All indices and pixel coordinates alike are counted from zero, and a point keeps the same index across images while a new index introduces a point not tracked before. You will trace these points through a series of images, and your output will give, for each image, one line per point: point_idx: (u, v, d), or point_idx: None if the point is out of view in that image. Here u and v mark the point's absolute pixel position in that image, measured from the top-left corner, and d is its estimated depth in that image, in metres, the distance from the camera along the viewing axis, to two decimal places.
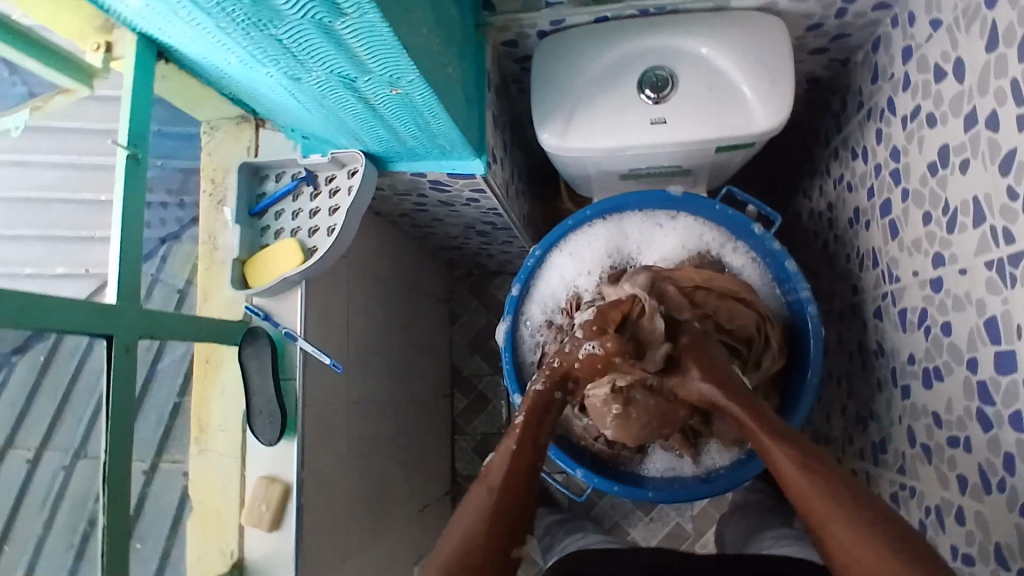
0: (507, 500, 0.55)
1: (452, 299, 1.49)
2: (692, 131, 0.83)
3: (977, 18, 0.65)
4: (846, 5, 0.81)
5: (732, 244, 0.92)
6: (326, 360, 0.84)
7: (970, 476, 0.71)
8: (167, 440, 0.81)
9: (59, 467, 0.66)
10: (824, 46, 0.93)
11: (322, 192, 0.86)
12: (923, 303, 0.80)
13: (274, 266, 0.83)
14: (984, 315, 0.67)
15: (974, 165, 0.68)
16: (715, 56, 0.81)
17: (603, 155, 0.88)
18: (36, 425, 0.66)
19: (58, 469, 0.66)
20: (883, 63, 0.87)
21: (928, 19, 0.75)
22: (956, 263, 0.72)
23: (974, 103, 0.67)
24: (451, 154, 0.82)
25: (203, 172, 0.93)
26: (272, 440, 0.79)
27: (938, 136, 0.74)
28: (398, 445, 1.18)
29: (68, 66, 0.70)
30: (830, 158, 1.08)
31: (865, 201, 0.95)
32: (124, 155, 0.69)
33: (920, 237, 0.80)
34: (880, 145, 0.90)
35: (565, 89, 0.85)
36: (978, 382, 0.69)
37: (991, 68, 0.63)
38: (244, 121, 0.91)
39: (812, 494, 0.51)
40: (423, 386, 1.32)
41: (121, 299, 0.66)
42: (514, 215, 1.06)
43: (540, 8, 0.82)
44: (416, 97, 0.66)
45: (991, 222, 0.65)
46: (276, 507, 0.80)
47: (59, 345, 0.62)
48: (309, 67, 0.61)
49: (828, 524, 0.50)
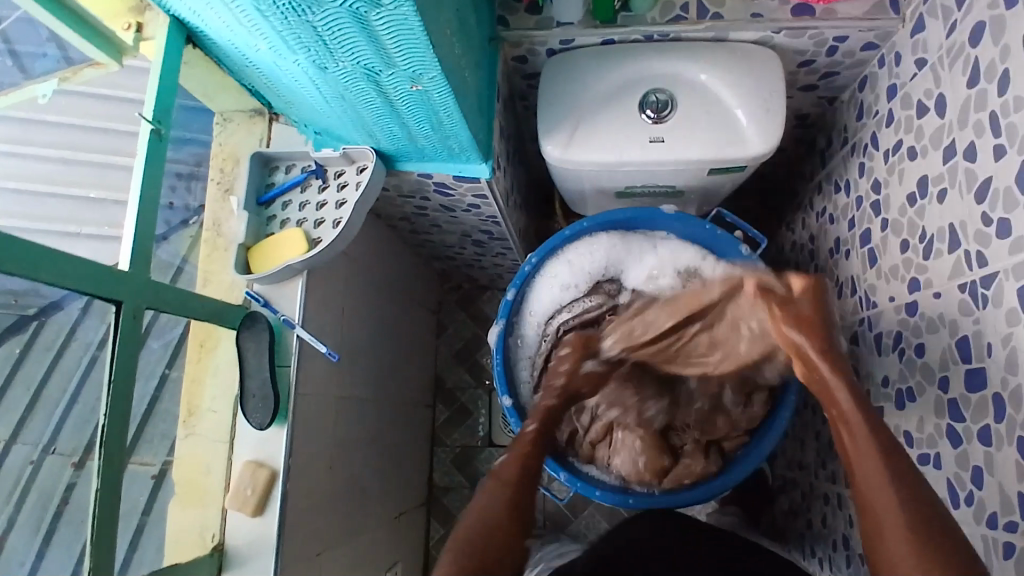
0: (515, 488, 0.70)
1: (441, 311, 1.51)
2: (689, 151, 0.87)
3: (960, 57, 0.71)
4: (838, 43, 0.88)
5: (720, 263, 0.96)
6: (322, 349, 0.85)
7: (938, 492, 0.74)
8: (146, 429, 0.74)
9: (23, 462, 0.62)
10: (814, 84, 0.99)
11: (330, 185, 0.88)
12: (898, 327, 0.84)
13: (279, 254, 0.85)
14: (956, 335, 0.71)
15: (951, 194, 0.73)
16: (714, 83, 0.87)
17: (602, 169, 0.92)
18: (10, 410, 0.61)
19: (25, 465, 0.62)
20: (868, 102, 0.93)
21: (914, 59, 0.81)
22: (931, 287, 0.77)
23: (953, 136, 0.72)
24: (459, 156, 0.85)
25: (213, 160, 0.95)
26: (264, 423, 0.80)
27: (917, 168, 0.80)
28: (379, 448, 1.18)
29: (102, 41, 0.74)
30: (813, 192, 1.14)
31: (846, 232, 1.00)
32: (147, 130, 0.71)
33: (897, 263, 0.85)
34: (862, 178, 0.95)
35: (572, 104, 0.90)
36: (950, 400, 0.73)
37: (972, 103, 0.69)
38: (256, 115, 0.94)
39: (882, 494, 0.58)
40: (406, 393, 1.33)
41: (133, 265, 0.67)
42: (511, 225, 1.09)
43: (551, 27, 0.88)
44: (435, 96, 0.70)
45: (966, 247, 0.70)
46: (261, 490, 0.80)
47: (64, 305, 0.62)
48: (337, 58, 0.64)
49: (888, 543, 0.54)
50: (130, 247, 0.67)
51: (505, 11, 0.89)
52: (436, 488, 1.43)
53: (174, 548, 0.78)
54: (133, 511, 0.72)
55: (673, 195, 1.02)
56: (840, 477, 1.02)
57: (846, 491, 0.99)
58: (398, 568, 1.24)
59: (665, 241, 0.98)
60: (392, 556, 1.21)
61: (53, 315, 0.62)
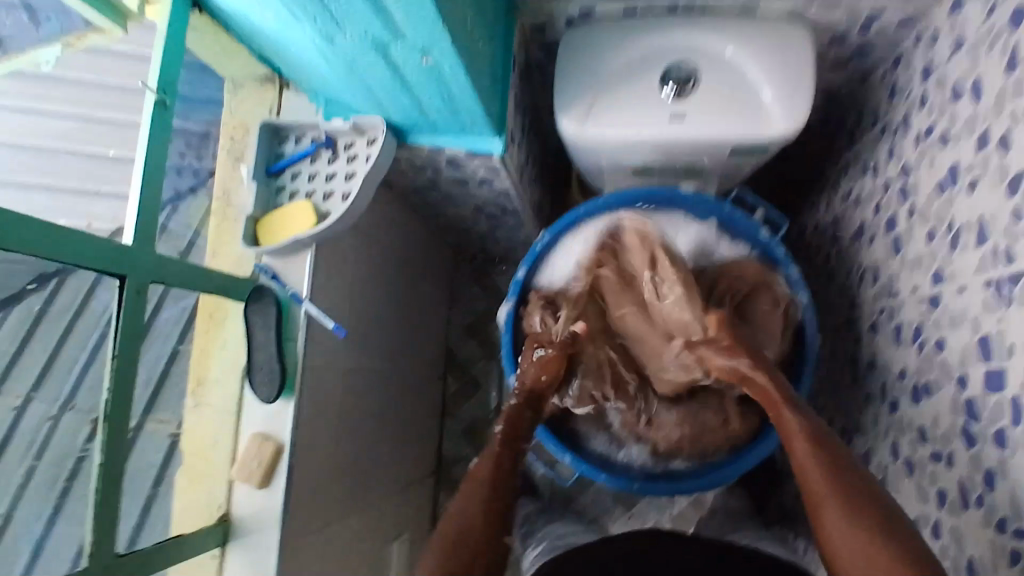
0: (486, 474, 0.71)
1: (455, 283, 1.50)
2: (710, 130, 0.84)
3: (998, 40, 0.67)
4: (872, 20, 0.84)
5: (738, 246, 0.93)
6: (331, 325, 0.85)
7: (950, 491, 0.74)
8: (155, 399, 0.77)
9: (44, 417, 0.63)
10: (845, 61, 0.95)
11: (340, 157, 0.86)
12: (920, 318, 0.82)
13: (287, 226, 0.84)
14: (978, 332, 0.70)
15: (983, 185, 0.70)
16: (740, 58, 0.83)
17: (621, 147, 0.89)
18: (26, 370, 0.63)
19: (43, 421, 0.63)
20: (901, 83, 0.89)
21: (950, 39, 0.77)
22: (955, 281, 0.75)
23: (986, 124, 0.69)
24: (471, 130, 0.83)
25: (225, 129, 0.94)
26: (271, 397, 0.80)
27: (948, 155, 0.77)
28: (389, 419, 1.19)
29: (105, 5, 0.70)
30: (840, 173, 1.10)
31: (871, 217, 0.97)
32: (152, 100, 0.69)
33: (922, 253, 0.82)
34: (890, 162, 0.92)
35: (590, 78, 0.86)
36: (967, 399, 0.71)
37: (1008, 91, 0.65)
38: (268, 82, 0.92)
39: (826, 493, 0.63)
40: (416, 366, 1.33)
41: (137, 240, 0.66)
42: (524, 201, 1.07)
43: None
44: (445, 69, 0.68)
45: (994, 244, 0.68)
46: (268, 464, 0.81)
47: (66, 281, 0.61)
48: (344, 29, 0.62)
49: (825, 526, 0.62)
50: (135, 220, 0.67)
51: None
52: (446, 460, 1.45)
53: (183, 516, 0.80)
54: (141, 474, 0.75)
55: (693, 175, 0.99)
56: None
57: None
58: (406, 536, 1.25)
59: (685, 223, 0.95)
60: (399, 525, 1.23)
61: (68, 279, 0.61)
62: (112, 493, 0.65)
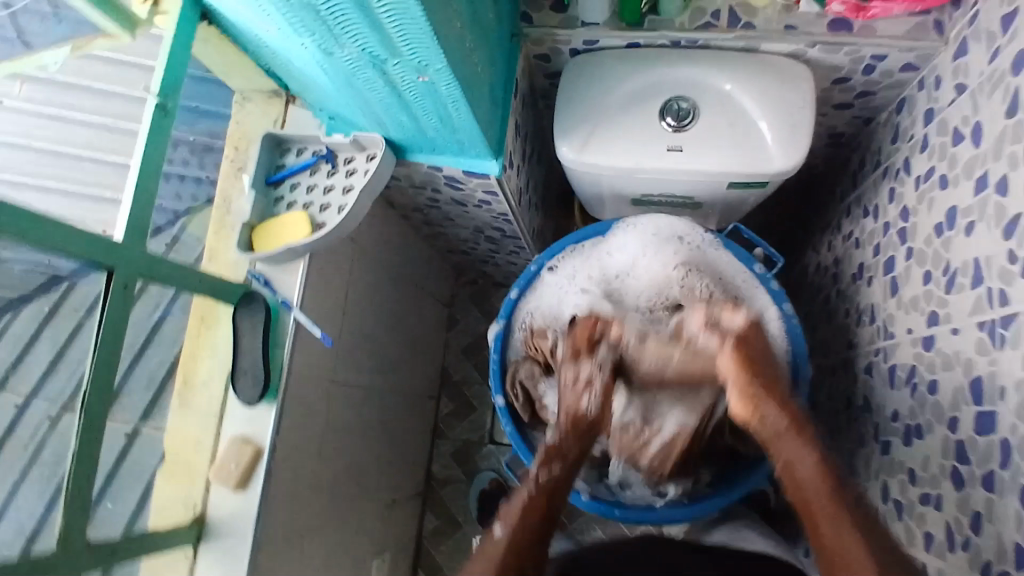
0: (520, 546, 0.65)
1: (454, 303, 1.50)
2: (709, 162, 0.84)
3: (1001, 84, 0.68)
4: (875, 61, 0.84)
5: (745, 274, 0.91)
6: (317, 333, 0.87)
7: (936, 535, 0.73)
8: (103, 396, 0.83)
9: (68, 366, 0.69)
10: (849, 102, 0.94)
11: (339, 170, 0.87)
12: (912, 360, 0.80)
13: (282, 233, 0.85)
14: (971, 374, 0.68)
15: (981, 227, 0.69)
16: (737, 92, 0.83)
17: (617, 175, 0.89)
18: (30, 374, 0.70)
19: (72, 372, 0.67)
20: (905, 125, 0.88)
21: (954, 83, 0.77)
22: (950, 322, 0.73)
23: (987, 166, 0.69)
24: (468, 150, 0.83)
25: (229, 139, 0.93)
26: (252, 400, 0.82)
27: (948, 198, 0.76)
28: (379, 430, 1.19)
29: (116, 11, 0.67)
30: (841, 214, 1.07)
31: (870, 259, 0.94)
32: (152, 104, 0.68)
33: (917, 295, 0.80)
34: (891, 205, 0.89)
35: (588, 105, 0.86)
36: (957, 442, 0.70)
37: (1008, 134, 0.66)
38: (274, 96, 0.92)
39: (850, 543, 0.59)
40: (411, 382, 1.33)
41: (129, 237, 0.67)
42: (524, 224, 1.06)
43: (576, 26, 0.86)
44: (442, 87, 0.69)
45: (989, 285, 0.66)
46: (246, 466, 0.83)
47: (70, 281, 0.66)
48: (343, 43, 0.63)
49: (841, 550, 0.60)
50: (126, 221, 0.67)
51: (529, 8, 0.86)
52: (434, 479, 1.43)
53: (168, 519, 0.82)
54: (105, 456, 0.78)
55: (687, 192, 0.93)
56: None
57: None
58: (388, 552, 1.23)
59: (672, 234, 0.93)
60: (382, 541, 1.21)
61: (76, 286, 0.69)
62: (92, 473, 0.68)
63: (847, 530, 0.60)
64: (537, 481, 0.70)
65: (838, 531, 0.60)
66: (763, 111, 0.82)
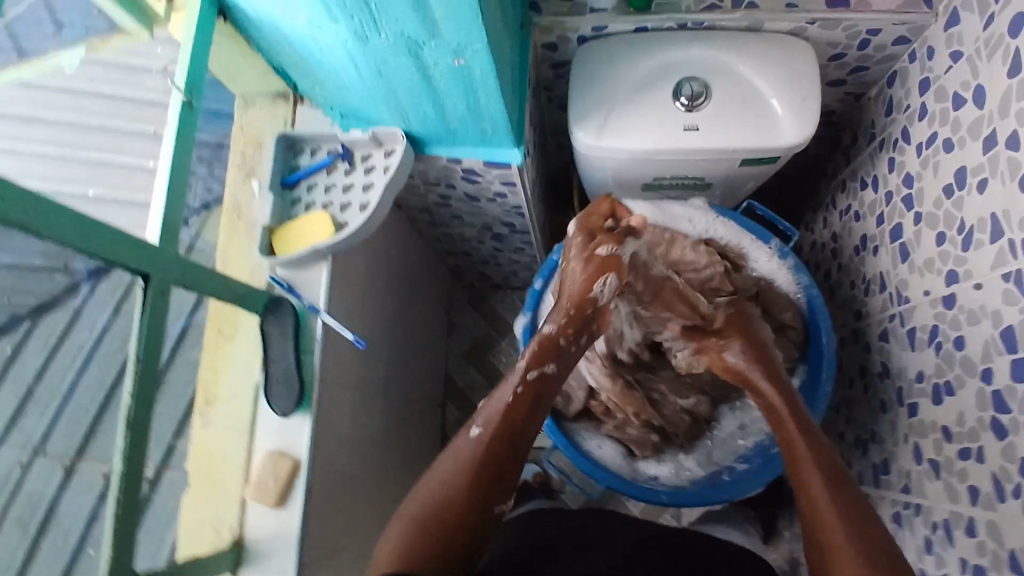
0: (478, 477, 0.67)
1: (452, 309, 1.49)
2: (724, 140, 0.85)
3: (999, 47, 0.72)
4: (870, 36, 0.88)
5: (761, 249, 0.94)
6: (348, 335, 0.83)
7: (981, 487, 0.76)
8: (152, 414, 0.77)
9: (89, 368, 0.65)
10: (842, 78, 0.98)
11: (357, 169, 0.85)
12: (934, 320, 0.84)
13: (304, 235, 0.82)
14: (1000, 325, 0.72)
15: (993, 183, 0.74)
16: (747, 71, 0.85)
17: (632, 159, 0.90)
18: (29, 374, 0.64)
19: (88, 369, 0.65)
20: (899, 97, 0.93)
21: (948, 51, 0.81)
22: (971, 279, 0.77)
23: (993, 125, 0.74)
24: (490, 140, 0.83)
25: (235, 143, 0.90)
26: (287, 410, 0.79)
27: (955, 160, 0.80)
28: (394, 441, 1.16)
29: (135, 9, 0.71)
30: (836, 191, 1.13)
31: (874, 229, 0.99)
32: (179, 101, 0.70)
33: (932, 256, 0.85)
34: (891, 173, 0.95)
35: (603, 91, 0.87)
36: (993, 392, 0.74)
37: (1013, 93, 0.70)
38: (280, 97, 0.90)
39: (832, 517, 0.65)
40: (418, 392, 1.30)
41: (163, 240, 0.66)
42: (534, 218, 1.06)
43: (582, 14, 0.87)
44: (477, 73, 0.68)
45: (1010, 237, 0.70)
46: (284, 481, 0.78)
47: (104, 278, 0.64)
48: (380, 29, 0.63)
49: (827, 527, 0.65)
50: (160, 222, 0.67)
51: None
52: None
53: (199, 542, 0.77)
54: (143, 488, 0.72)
55: (692, 170, 0.94)
56: (868, 478, 1.01)
57: (877, 490, 0.98)
58: None
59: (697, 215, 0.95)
60: None
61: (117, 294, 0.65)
62: (138, 491, 0.65)
63: (837, 520, 0.65)
64: (526, 380, 0.72)
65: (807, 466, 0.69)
66: (780, 92, 0.84)
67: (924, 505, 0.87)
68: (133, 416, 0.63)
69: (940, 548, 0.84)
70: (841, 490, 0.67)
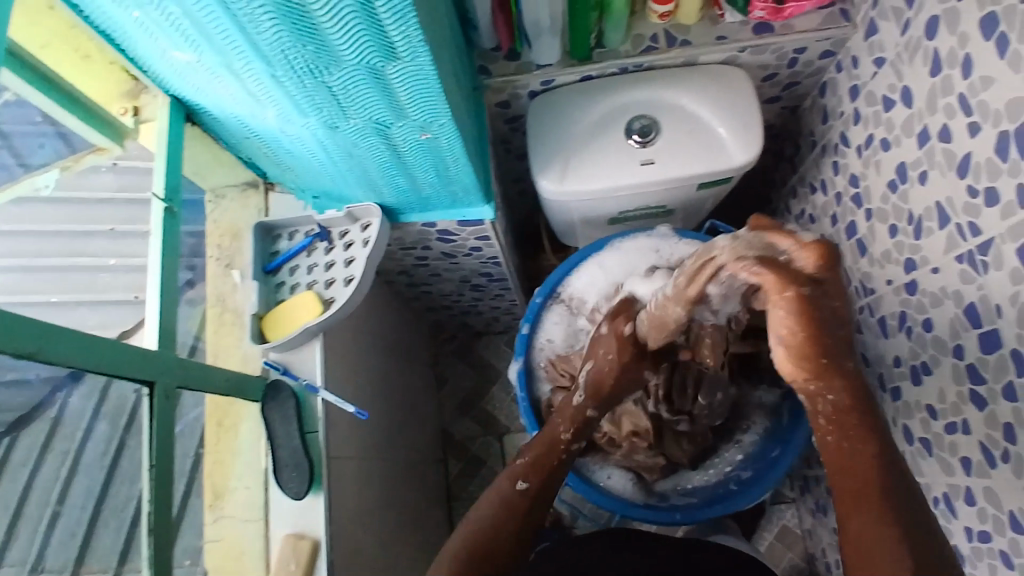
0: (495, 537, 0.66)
1: (439, 363, 1.50)
2: (679, 169, 0.91)
3: (918, 50, 0.78)
4: (797, 55, 0.95)
5: None
6: (349, 409, 0.84)
7: (972, 456, 0.77)
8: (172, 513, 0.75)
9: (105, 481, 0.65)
10: (777, 95, 1.05)
11: (336, 245, 0.87)
12: (901, 307, 0.88)
13: (293, 317, 0.84)
14: (962, 304, 0.75)
15: (933, 174, 0.78)
16: (690, 104, 0.91)
17: (596, 198, 0.95)
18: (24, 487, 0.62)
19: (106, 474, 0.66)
20: (832, 105, 0.99)
21: (871, 59, 0.88)
22: (928, 264, 0.81)
23: (924, 121, 0.79)
24: (461, 202, 0.86)
25: (209, 239, 0.92)
26: (300, 493, 0.78)
27: (893, 157, 0.86)
28: (402, 504, 1.15)
29: (106, 128, 0.78)
30: (789, 197, 1.19)
31: (830, 229, 1.05)
32: (160, 207, 0.72)
33: (888, 248, 0.89)
34: (838, 175, 1.01)
35: (559, 140, 0.92)
36: (967, 366, 0.76)
37: (937, 89, 0.76)
38: (250, 188, 0.93)
39: (877, 539, 0.56)
40: (420, 450, 1.30)
41: (161, 344, 0.67)
42: (511, 264, 1.09)
43: (531, 70, 0.92)
44: (443, 142, 0.72)
45: (957, 222, 0.74)
46: (305, 563, 0.78)
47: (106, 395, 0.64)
48: (349, 115, 0.66)
49: (866, 534, 0.57)
50: (155, 328, 0.68)
51: (484, 61, 0.92)
52: None
53: None
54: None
55: (653, 200, 0.99)
56: None
57: None
58: None
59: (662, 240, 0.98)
60: None
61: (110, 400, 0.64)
62: None
63: (884, 526, 0.57)
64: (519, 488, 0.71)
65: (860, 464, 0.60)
66: (730, 119, 0.89)
67: (923, 484, 0.88)
68: (156, 522, 0.63)
69: (943, 523, 0.85)
70: (877, 487, 0.59)
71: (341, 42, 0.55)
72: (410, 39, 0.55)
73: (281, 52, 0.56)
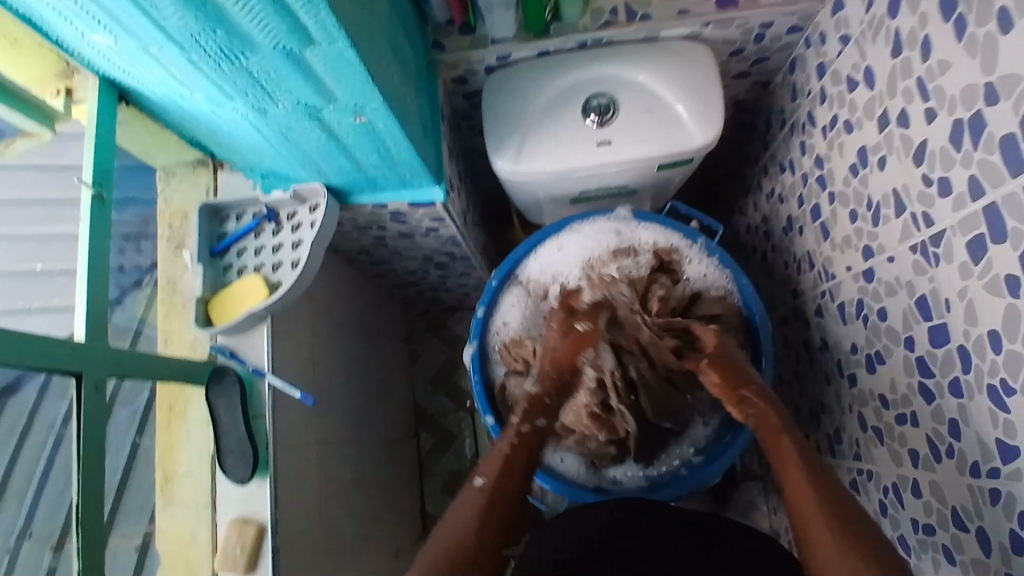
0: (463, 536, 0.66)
1: (411, 339, 1.50)
2: (636, 150, 0.88)
3: (881, 28, 0.74)
4: (763, 30, 0.91)
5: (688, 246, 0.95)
6: (296, 394, 0.84)
7: (920, 449, 0.77)
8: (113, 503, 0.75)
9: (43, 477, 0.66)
10: (746, 71, 1.01)
11: (284, 227, 0.86)
12: (859, 294, 0.86)
13: (239, 300, 0.83)
14: (915, 295, 0.73)
15: (891, 160, 0.75)
16: (650, 81, 0.88)
17: (554, 178, 0.92)
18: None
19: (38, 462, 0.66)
20: (801, 82, 0.96)
21: (837, 36, 0.84)
22: (884, 252, 0.79)
23: (885, 105, 0.76)
24: (411, 183, 0.84)
25: (160, 217, 0.90)
26: (244, 477, 0.79)
27: (855, 140, 0.83)
28: (369, 479, 1.16)
29: (33, 111, 0.74)
30: (760, 175, 1.16)
31: (797, 210, 1.03)
32: (89, 195, 0.70)
33: (848, 234, 0.87)
34: (805, 156, 0.98)
35: (515, 119, 0.89)
36: (917, 358, 0.74)
37: (898, 71, 0.72)
38: (200, 167, 0.91)
39: (816, 517, 0.61)
40: (389, 425, 1.30)
41: (88, 335, 0.67)
42: (472, 244, 1.08)
43: (486, 45, 0.88)
44: (381, 126, 0.69)
45: (911, 210, 0.72)
46: (250, 547, 0.78)
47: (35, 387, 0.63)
48: (277, 99, 0.64)
49: (808, 515, 0.62)
50: (84, 318, 0.67)
51: (437, 36, 0.88)
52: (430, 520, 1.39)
53: None
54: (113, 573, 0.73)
55: (613, 181, 0.96)
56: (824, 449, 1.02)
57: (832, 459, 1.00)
58: None
59: (620, 223, 0.96)
60: None
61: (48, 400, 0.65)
62: None
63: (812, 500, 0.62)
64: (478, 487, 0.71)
65: (799, 482, 0.64)
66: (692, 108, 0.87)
67: (875, 471, 0.88)
68: (85, 516, 0.63)
69: (893, 511, 0.85)
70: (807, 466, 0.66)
71: (252, 27, 0.53)
72: (324, 22, 0.53)
73: (190, 38, 0.53)
